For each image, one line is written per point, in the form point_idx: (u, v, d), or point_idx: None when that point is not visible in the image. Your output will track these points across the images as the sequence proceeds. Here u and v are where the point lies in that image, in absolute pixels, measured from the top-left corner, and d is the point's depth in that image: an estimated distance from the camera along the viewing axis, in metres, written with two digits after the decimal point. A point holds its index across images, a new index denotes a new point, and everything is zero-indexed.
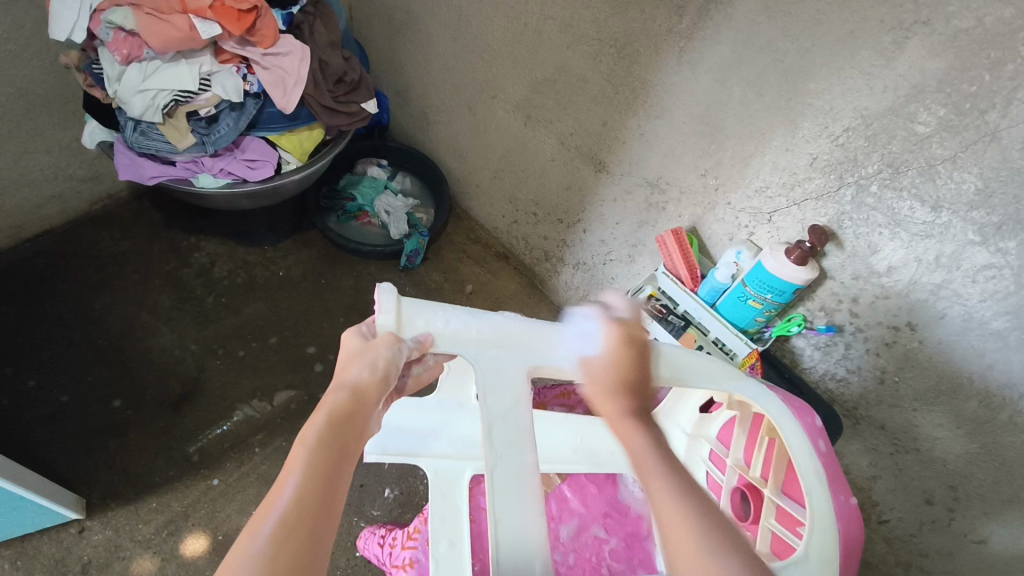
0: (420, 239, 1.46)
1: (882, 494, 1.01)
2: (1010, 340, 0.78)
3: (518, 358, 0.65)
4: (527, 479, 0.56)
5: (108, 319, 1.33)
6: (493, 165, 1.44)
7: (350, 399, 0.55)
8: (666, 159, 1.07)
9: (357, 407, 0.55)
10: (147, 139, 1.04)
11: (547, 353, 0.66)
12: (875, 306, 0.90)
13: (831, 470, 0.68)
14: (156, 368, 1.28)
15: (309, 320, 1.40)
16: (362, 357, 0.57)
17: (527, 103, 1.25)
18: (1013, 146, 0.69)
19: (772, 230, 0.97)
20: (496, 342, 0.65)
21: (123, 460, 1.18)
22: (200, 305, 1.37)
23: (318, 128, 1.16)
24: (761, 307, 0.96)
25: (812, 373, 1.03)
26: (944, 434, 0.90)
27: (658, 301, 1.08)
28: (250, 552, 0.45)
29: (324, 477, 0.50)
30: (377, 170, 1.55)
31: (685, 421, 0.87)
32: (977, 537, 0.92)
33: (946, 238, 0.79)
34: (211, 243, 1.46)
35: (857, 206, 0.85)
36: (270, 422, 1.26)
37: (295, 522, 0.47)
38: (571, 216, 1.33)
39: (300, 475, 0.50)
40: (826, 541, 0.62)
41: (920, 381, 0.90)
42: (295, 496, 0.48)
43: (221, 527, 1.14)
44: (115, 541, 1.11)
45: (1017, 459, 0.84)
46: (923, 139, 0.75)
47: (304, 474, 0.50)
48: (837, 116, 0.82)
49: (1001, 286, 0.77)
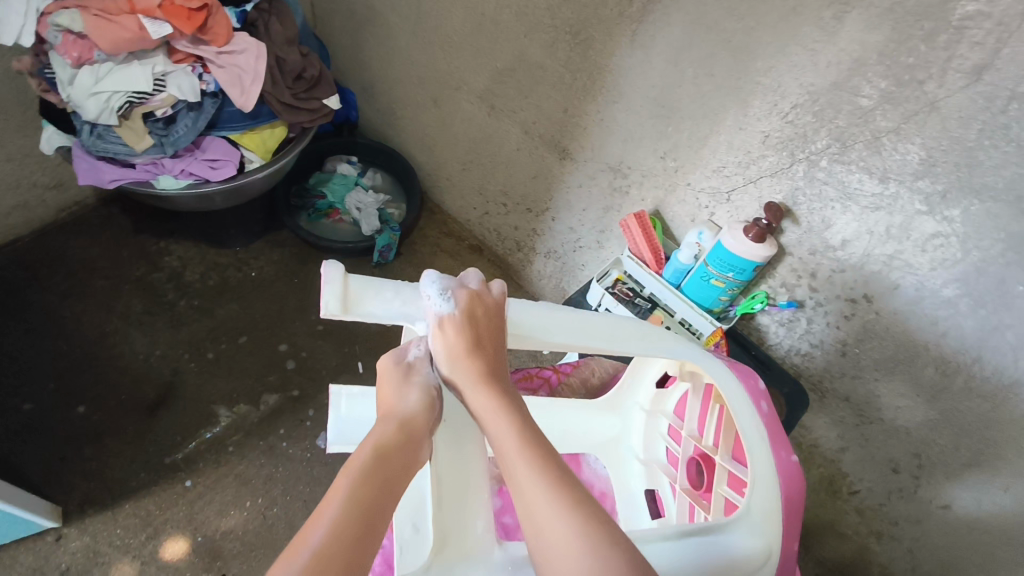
0: (391, 234, 1.46)
1: (851, 465, 1.03)
2: (960, 307, 0.80)
3: None
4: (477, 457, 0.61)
5: (78, 326, 1.32)
6: (461, 157, 1.44)
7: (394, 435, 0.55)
8: (626, 144, 1.08)
9: (402, 443, 0.55)
10: (104, 142, 1.04)
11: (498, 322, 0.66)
12: (832, 280, 0.91)
13: (774, 430, 0.70)
14: (129, 374, 1.28)
15: (283, 319, 1.40)
16: (404, 389, 0.59)
17: (489, 93, 1.25)
18: (951, 115, 0.70)
19: (731, 209, 0.98)
20: None
21: (99, 466, 1.17)
22: (173, 309, 1.37)
23: (280, 125, 1.16)
24: (723, 286, 0.97)
25: (778, 350, 1.05)
26: (905, 402, 0.92)
27: (624, 284, 1.08)
28: None
29: (365, 511, 0.49)
30: (346, 167, 1.54)
31: (643, 397, 0.89)
32: (942, 502, 0.94)
33: (895, 209, 0.80)
34: (181, 246, 1.45)
35: (810, 181, 0.86)
36: (247, 423, 1.26)
37: (329, 551, 0.45)
38: (540, 205, 1.33)
39: (340, 509, 0.48)
40: (768, 497, 0.64)
41: (879, 351, 0.91)
42: (330, 529, 0.47)
43: (200, 529, 1.14)
44: (93, 547, 1.10)
45: (973, 423, 0.86)
46: (867, 113, 0.77)
47: (341, 509, 0.48)
48: (785, 93, 0.83)
49: (949, 254, 0.78)
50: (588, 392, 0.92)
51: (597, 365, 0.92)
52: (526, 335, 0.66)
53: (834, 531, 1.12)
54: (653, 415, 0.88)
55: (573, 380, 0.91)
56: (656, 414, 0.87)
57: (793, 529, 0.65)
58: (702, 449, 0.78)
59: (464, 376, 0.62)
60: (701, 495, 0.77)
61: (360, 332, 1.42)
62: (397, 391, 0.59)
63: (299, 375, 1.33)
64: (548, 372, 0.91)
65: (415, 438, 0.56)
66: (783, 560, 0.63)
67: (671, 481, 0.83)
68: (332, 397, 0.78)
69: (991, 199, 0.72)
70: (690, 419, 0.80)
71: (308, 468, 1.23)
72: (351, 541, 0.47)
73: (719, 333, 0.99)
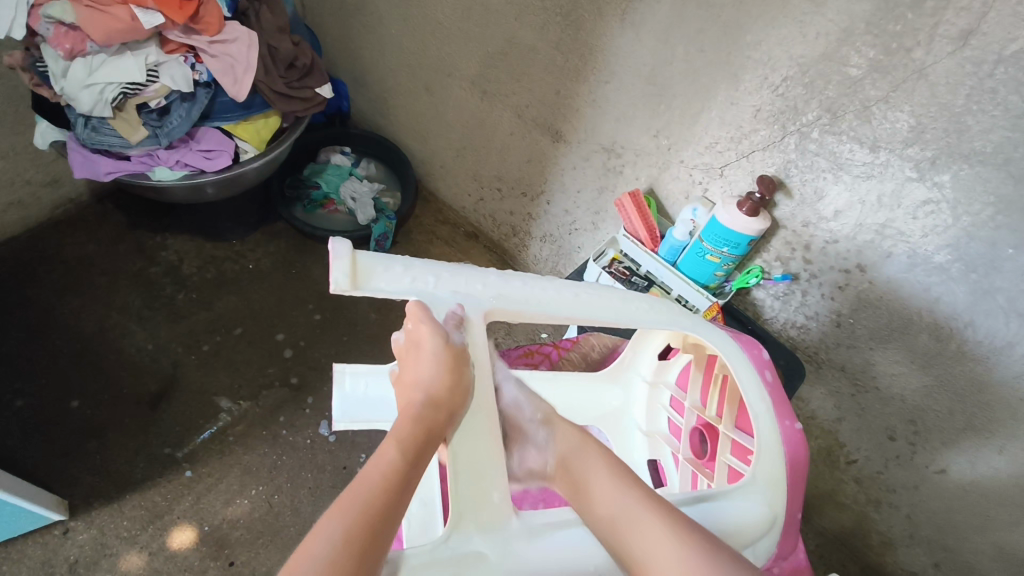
0: (387, 222, 1.46)
1: (848, 435, 1.05)
2: (952, 272, 0.81)
3: (472, 302, 0.64)
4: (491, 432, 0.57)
5: (78, 322, 1.32)
6: (455, 144, 1.45)
7: (423, 410, 0.55)
8: (619, 123, 1.09)
9: (433, 419, 0.55)
10: (99, 134, 1.04)
11: (503, 299, 0.65)
12: (826, 252, 0.92)
13: (777, 397, 0.71)
14: (131, 368, 1.28)
15: (282, 309, 1.40)
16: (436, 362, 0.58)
17: (481, 78, 1.26)
18: (938, 82, 0.72)
19: (725, 184, 0.99)
20: (453, 285, 0.64)
21: (103, 459, 1.18)
22: (172, 303, 1.37)
23: (273, 115, 1.17)
24: (719, 261, 0.98)
25: (774, 324, 1.05)
26: (900, 370, 0.93)
27: (621, 264, 1.10)
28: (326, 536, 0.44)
29: (399, 488, 0.50)
30: (340, 157, 1.55)
31: (645, 369, 0.90)
32: (938, 467, 0.96)
33: (886, 177, 0.81)
34: (178, 240, 1.46)
35: (801, 153, 0.87)
36: (250, 413, 1.26)
37: (363, 521, 0.46)
38: (535, 188, 1.34)
39: (376, 483, 0.49)
40: (772, 466, 0.65)
41: (873, 320, 0.92)
42: (366, 499, 0.48)
43: (207, 518, 1.15)
44: (101, 539, 1.11)
45: (967, 387, 0.87)
46: (856, 82, 0.78)
47: (377, 484, 0.49)
48: (775, 66, 0.83)
49: (940, 220, 0.79)
50: (588, 365, 0.94)
51: (597, 339, 0.93)
52: (533, 308, 0.66)
53: (833, 501, 1.14)
54: (656, 387, 0.89)
55: (573, 356, 0.94)
56: (659, 385, 0.88)
57: (797, 497, 0.66)
58: (705, 420, 0.79)
59: (475, 345, 0.62)
60: (705, 464, 0.79)
61: (359, 321, 1.42)
62: (423, 362, 0.58)
63: (300, 364, 1.34)
64: (548, 348, 0.94)
65: (446, 411, 0.56)
66: (787, 525, 0.64)
67: (673, 451, 0.85)
68: (337, 375, 0.79)
69: (979, 163, 0.73)
70: (693, 390, 0.81)
71: (312, 456, 1.24)
72: (383, 515, 0.47)
73: (715, 307, 1.01)
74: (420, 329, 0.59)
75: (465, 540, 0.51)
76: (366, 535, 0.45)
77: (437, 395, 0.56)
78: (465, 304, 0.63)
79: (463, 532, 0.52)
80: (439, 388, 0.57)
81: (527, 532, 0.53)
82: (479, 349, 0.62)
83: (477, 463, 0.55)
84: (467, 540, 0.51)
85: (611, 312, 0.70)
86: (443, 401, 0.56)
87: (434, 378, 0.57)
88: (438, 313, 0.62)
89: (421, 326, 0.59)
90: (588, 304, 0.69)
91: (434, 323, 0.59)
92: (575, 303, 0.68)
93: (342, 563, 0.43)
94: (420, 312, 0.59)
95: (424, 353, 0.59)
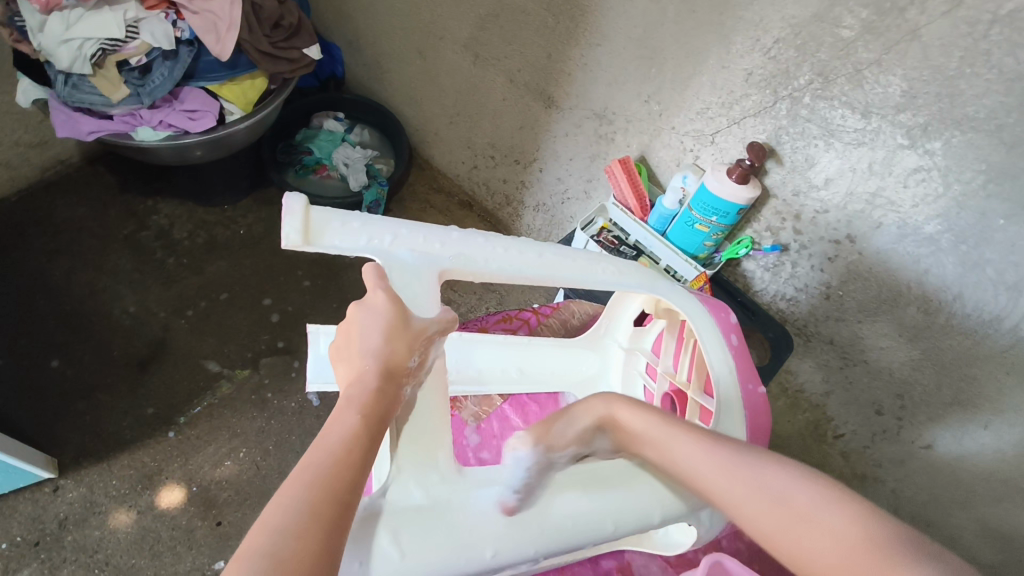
0: (378, 189, 1.43)
1: (836, 409, 1.03)
2: (942, 244, 0.79)
3: (428, 261, 0.63)
4: (435, 389, 0.58)
5: (67, 284, 1.32)
6: (447, 111, 1.42)
7: (381, 383, 0.52)
8: (610, 89, 1.06)
9: (390, 392, 0.52)
10: (80, 92, 1.02)
11: (460, 257, 0.64)
12: (816, 222, 0.90)
13: (743, 361, 0.72)
14: (120, 330, 1.29)
15: (272, 275, 1.40)
16: (393, 331, 0.54)
17: (473, 41, 1.23)
18: (932, 43, 0.69)
19: (716, 151, 0.96)
20: (412, 243, 0.63)
21: (93, 420, 1.19)
22: (162, 267, 1.37)
23: (260, 77, 1.16)
24: (708, 231, 0.96)
25: (764, 296, 1.04)
26: (888, 343, 0.91)
27: (610, 233, 1.08)
28: (286, 505, 0.42)
29: (361, 455, 0.47)
30: (333, 123, 1.52)
31: (621, 335, 0.91)
32: (924, 442, 0.94)
33: (877, 144, 0.79)
34: (168, 204, 1.45)
35: (793, 119, 0.85)
36: (239, 376, 1.27)
37: (329, 488, 0.43)
38: (527, 156, 1.32)
39: (338, 454, 0.46)
40: (731, 428, 0.66)
41: (862, 292, 0.90)
42: (329, 469, 0.44)
43: (195, 479, 1.16)
44: (91, 498, 1.12)
45: (955, 362, 0.85)
46: (849, 44, 0.75)
47: (337, 454, 0.46)
48: (768, 27, 0.81)
49: (931, 189, 0.77)
50: (568, 332, 0.95)
51: (577, 306, 0.94)
52: (490, 268, 0.66)
53: None
54: (632, 353, 0.89)
55: (552, 322, 0.93)
56: (635, 352, 0.89)
57: None
58: (676, 385, 0.80)
59: (424, 299, 0.60)
60: None
61: (349, 288, 1.42)
62: (372, 328, 0.54)
63: (289, 331, 1.34)
64: (527, 314, 0.93)
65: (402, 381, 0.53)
66: None
67: None
68: (310, 337, 0.78)
69: (971, 129, 0.71)
70: (666, 355, 0.83)
71: (300, 421, 1.24)
72: (350, 485, 0.44)
73: (702, 277, 0.99)
74: (375, 296, 0.56)
75: (404, 494, 0.52)
76: (331, 505, 0.43)
77: (393, 365, 0.53)
78: (422, 263, 0.62)
79: (403, 483, 0.52)
80: (394, 356, 0.54)
81: (468, 486, 0.54)
82: (431, 306, 0.60)
83: (422, 423, 0.56)
84: (406, 495, 0.52)
85: (571, 272, 0.70)
86: (399, 372, 0.54)
87: (388, 343, 0.54)
88: (393, 272, 0.61)
89: (376, 292, 0.56)
90: (548, 264, 0.69)
91: (390, 288, 0.57)
92: (533, 263, 0.68)
93: (308, 533, 0.40)
94: (377, 278, 0.57)
95: (378, 320, 0.54)
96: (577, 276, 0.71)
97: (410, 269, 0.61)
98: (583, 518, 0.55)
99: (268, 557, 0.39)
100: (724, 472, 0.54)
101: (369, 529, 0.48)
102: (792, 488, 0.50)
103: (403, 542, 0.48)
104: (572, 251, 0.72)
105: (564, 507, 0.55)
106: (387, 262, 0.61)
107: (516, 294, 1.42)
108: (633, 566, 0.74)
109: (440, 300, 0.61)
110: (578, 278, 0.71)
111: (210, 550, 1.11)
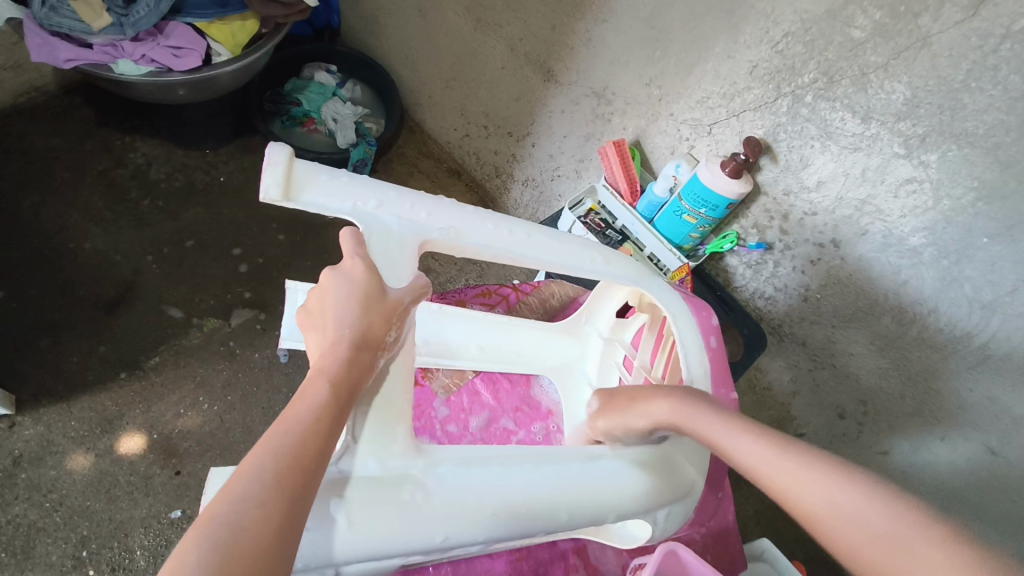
0: (367, 148, 1.39)
1: (800, 409, 1.01)
2: (924, 256, 0.79)
3: (410, 228, 0.61)
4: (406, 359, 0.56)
5: (35, 217, 1.27)
6: (444, 74, 1.39)
7: (354, 352, 0.50)
8: (612, 67, 1.04)
9: (365, 363, 0.51)
10: (58, 16, 0.99)
11: (442, 228, 0.63)
12: (804, 224, 0.90)
13: (718, 364, 0.75)
14: (89, 268, 1.25)
15: (249, 226, 1.37)
16: (368, 304, 0.52)
17: (476, 4, 1.19)
18: (941, 53, 0.68)
19: (712, 143, 0.95)
20: (395, 209, 0.61)
21: (55, 357, 1.16)
22: (136, 208, 1.33)
23: (251, 19, 1.13)
24: (695, 222, 0.95)
25: (743, 292, 1.04)
26: (859, 350, 0.91)
27: (597, 215, 1.07)
28: (251, 473, 0.40)
29: (330, 427, 0.46)
30: (325, 76, 1.46)
31: (602, 324, 0.91)
32: (881, 448, 0.92)
33: (874, 151, 0.78)
34: (147, 143, 1.40)
35: (792, 117, 0.84)
36: (210, 328, 1.25)
37: (295, 458, 0.42)
38: (521, 128, 1.30)
39: (307, 425, 0.44)
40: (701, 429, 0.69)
41: (840, 299, 0.90)
42: (298, 440, 0.43)
43: (157, 427, 1.15)
44: (47, 437, 1.10)
45: (923, 373, 0.84)
46: (858, 46, 0.74)
47: (306, 424, 0.44)
48: (778, 19, 0.79)
49: (921, 201, 0.77)
50: (546, 312, 0.95)
51: (559, 287, 0.95)
52: (472, 244, 0.64)
53: None
54: (611, 343, 0.90)
55: (532, 300, 0.94)
56: (614, 342, 0.89)
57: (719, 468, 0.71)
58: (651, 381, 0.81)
59: (401, 265, 0.59)
60: None
61: (328, 247, 1.39)
62: (346, 298, 0.52)
63: (263, 285, 1.31)
64: (507, 290, 0.94)
65: (373, 350, 0.52)
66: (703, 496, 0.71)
67: None
68: (287, 293, 0.75)
69: (968, 144, 0.70)
70: (644, 350, 0.84)
71: (268, 377, 1.23)
72: (318, 456, 0.44)
73: (685, 268, 0.98)
74: (352, 262, 0.54)
75: (360, 464, 0.51)
76: (298, 479, 0.41)
77: (368, 336, 0.51)
78: (404, 229, 0.60)
79: (360, 454, 0.52)
80: (368, 325, 0.52)
81: (429, 462, 0.54)
82: (407, 275, 0.58)
83: (390, 396, 0.55)
84: (363, 465, 0.51)
85: (554, 256, 0.69)
86: (373, 341, 0.52)
87: (358, 313, 0.52)
88: (373, 236, 0.59)
89: (354, 259, 0.54)
90: (532, 243, 0.68)
91: (367, 256, 0.55)
92: (516, 242, 0.67)
93: (273, 504, 0.39)
94: (354, 243, 0.55)
95: (354, 287, 0.52)
96: (559, 259, 0.69)
97: (393, 235, 0.60)
98: (543, 507, 0.55)
99: (228, 526, 0.37)
100: (780, 463, 0.53)
101: (324, 497, 0.48)
102: (849, 491, 0.47)
103: (352, 511, 0.48)
104: (554, 232, 0.71)
105: (524, 489, 0.55)
106: (368, 227, 0.59)
107: (497, 268, 1.40)
108: (589, 551, 0.75)
109: (417, 268, 0.59)
110: (561, 262, 0.69)
111: (167, 498, 1.10)
